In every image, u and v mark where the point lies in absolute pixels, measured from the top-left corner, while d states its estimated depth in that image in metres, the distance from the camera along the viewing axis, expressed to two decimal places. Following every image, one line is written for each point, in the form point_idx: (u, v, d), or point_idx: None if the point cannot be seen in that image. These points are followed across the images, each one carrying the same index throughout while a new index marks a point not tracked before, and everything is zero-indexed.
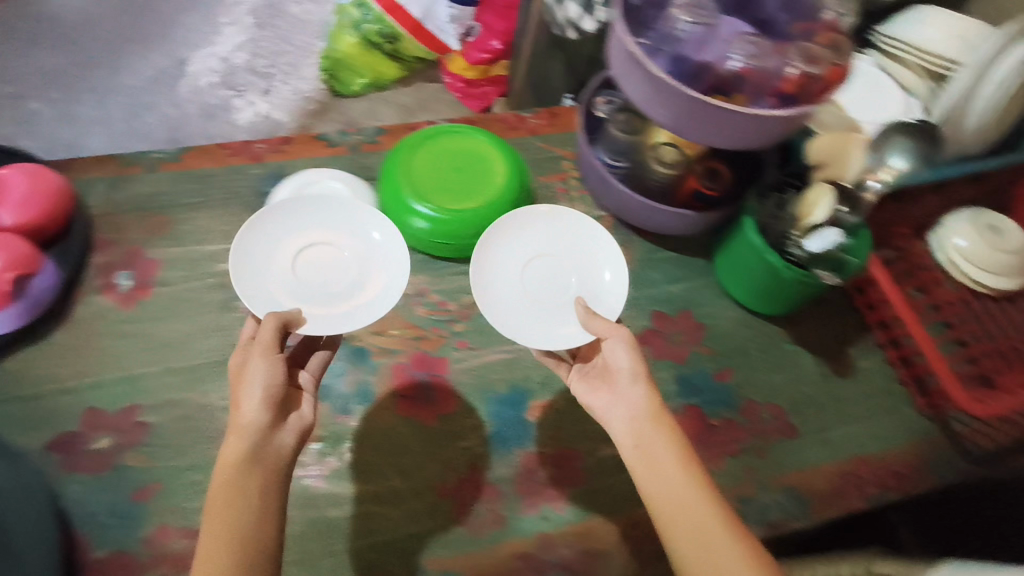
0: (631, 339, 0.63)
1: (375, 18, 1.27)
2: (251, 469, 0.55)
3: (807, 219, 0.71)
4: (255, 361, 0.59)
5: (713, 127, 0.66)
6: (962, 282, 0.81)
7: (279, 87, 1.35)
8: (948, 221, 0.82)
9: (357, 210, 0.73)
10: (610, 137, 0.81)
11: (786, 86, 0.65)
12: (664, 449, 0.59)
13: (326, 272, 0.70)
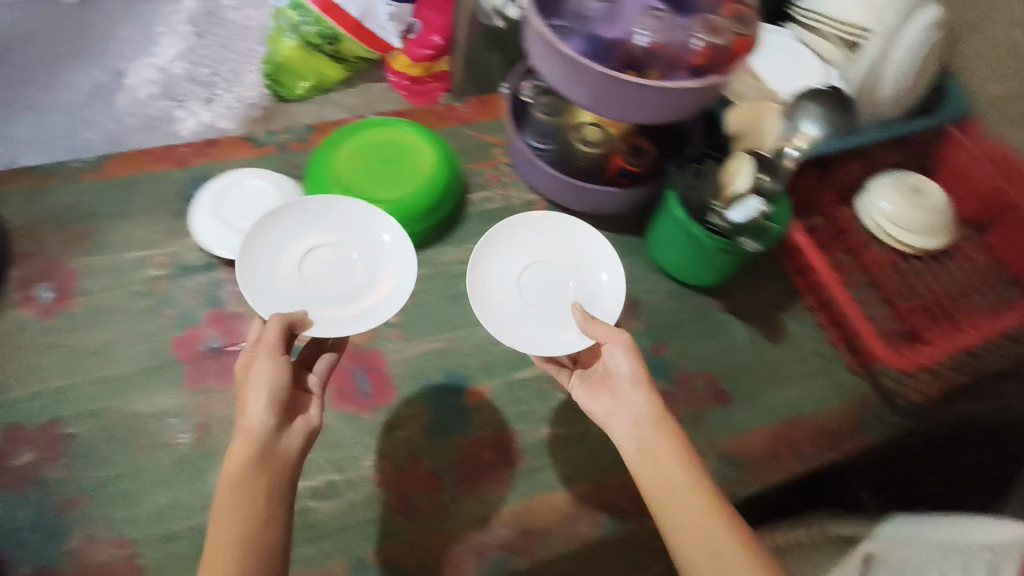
0: (633, 343, 0.62)
1: (312, 19, 1.07)
2: (258, 471, 0.52)
3: (729, 189, 0.74)
4: (260, 362, 0.57)
5: (627, 102, 0.70)
6: (889, 244, 0.89)
7: (224, 97, 1.13)
8: (872, 187, 0.90)
9: (365, 213, 0.72)
10: (535, 121, 0.84)
11: (695, 58, 0.69)
12: (671, 458, 0.57)
13: (334, 275, 0.70)
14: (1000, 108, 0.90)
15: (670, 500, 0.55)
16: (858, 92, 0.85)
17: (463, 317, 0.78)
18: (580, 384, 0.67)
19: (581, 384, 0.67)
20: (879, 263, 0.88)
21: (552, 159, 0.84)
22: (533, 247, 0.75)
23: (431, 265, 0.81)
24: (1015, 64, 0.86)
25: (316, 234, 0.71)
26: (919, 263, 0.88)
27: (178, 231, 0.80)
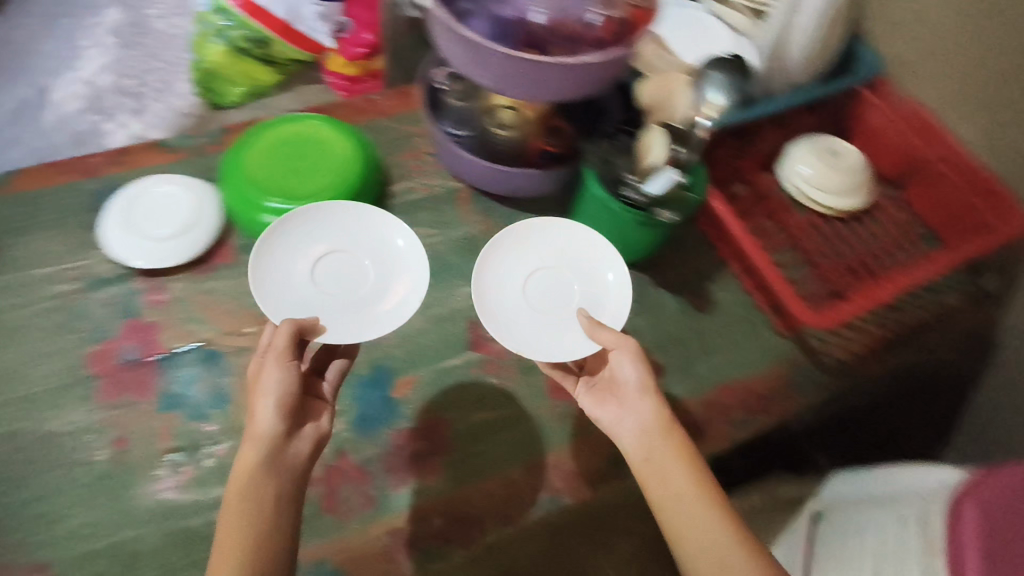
0: (641, 352, 0.65)
1: (236, 22, 1.04)
2: (269, 474, 0.57)
3: (648, 160, 0.76)
4: (269, 369, 0.59)
5: (532, 82, 0.70)
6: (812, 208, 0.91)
7: (154, 106, 1.09)
8: (790, 151, 0.91)
9: (379, 221, 0.74)
10: (451, 108, 0.84)
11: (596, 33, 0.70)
12: (676, 466, 0.62)
13: (345, 283, 0.71)
14: (905, 68, 0.93)
15: (677, 505, 0.61)
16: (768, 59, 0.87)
17: None
18: (586, 388, 0.69)
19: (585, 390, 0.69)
20: (800, 227, 0.90)
21: (471, 144, 0.83)
22: (543, 250, 0.74)
23: None
24: (915, 23, 0.89)
25: (328, 241, 0.72)
26: (839, 225, 0.90)
27: (88, 243, 0.77)
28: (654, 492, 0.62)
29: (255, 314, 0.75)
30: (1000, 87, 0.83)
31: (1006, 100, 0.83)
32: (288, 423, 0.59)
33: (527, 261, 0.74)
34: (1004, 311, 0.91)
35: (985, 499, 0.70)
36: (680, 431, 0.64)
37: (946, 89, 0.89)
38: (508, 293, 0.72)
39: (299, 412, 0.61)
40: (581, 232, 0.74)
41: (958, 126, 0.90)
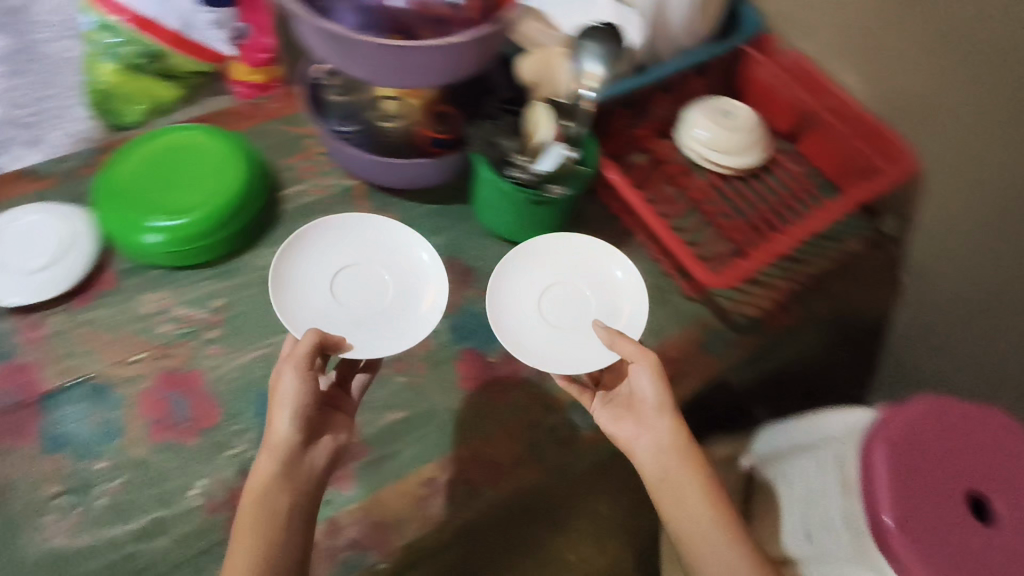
0: (659, 369, 0.66)
1: (125, 38, 0.89)
2: (284, 485, 0.59)
3: (536, 138, 0.74)
4: (288, 375, 0.60)
5: (406, 69, 0.68)
6: (711, 170, 0.93)
7: (49, 135, 0.94)
8: (687, 116, 0.93)
9: (394, 233, 0.76)
10: (334, 104, 0.81)
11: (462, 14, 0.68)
12: (689, 482, 0.65)
13: (366, 298, 0.72)
14: (785, 22, 0.96)
15: (689, 519, 0.65)
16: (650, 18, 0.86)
17: None
18: (602, 402, 0.72)
19: (602, 404, 0.72)
20: (700, 191, 0.91)
21: (351, 139, 0.80)
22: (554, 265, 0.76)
23: (247, 269, 0.77)
24: None
25: (344, 257, 0.73)
26: (739, 184, 0.93)
27: None
28: (667, 504, 0.66)
29: (144, 339, 0.71)
30: (870, 33, 0.86)
31: (877, 45, 0.86)
32: (304, 430, 0.61)
33: (540, 276, 0.76)
34: (902, 250, 0.97)
35: (894, 439, 0.71)
36: (695, 448, 0.66)
37: (823, 40, 0.92)
38: (521, 297, 0.74)
39: (316, 420, 0.63)
40: (588, 244, 0.77)
41: (839, 75, 0.93)
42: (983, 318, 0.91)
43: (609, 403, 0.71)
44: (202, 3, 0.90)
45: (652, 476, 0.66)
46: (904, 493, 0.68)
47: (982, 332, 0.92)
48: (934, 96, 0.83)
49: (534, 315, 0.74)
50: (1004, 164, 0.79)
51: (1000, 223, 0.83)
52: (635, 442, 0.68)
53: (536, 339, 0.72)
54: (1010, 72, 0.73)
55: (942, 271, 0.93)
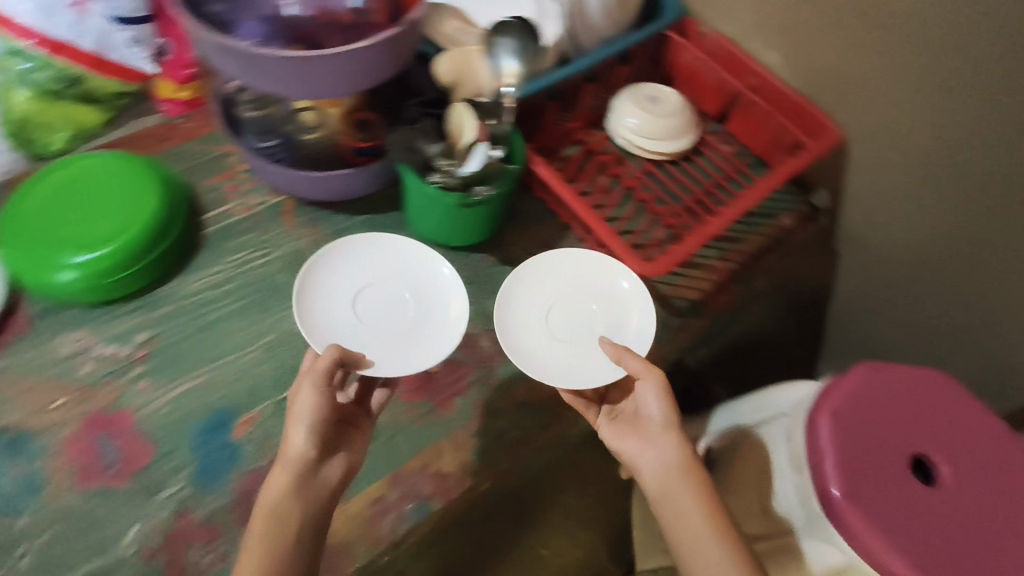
0: (663, 387, 0.68)
1: (35, 63, 0.81)
2: (297, 498, 0.60)
3: (460, 141, 0.73)
4: (306, 390, 0.61)
5: (322, 80, 0.66)
6: (644, 157, 0.93)
7: None
8: (616, 105, 0.93)
9: (413, 252, 0.75)
10: (250, 119, 0.78)
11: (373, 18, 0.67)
12: (689, 500, 0.66)
13: (388, 317, 0.71)
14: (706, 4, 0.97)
15: (687, 535, 0.65)
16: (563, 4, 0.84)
17: (216, 344, 0.71)
18: (607, 420, 0.74)
19: (606, 421, 0.74)
20: (634, 179, 0.91)
21: (269, 155, 0.77)
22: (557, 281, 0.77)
23: (170, 299, 0.73)
24: None
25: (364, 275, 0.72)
26: (672, 169, 0.93)
27: None
28: (666, 516, 0.66)
29: (65, 383, 0.68)
30: (786, 8, 0.87)
31: (794, 20, 0.87)
32: (321, 444, 0.62)
33: (546, 292, 0.76)
34: (835, 222, 0.99)
35: (837, 410, 0.72)
36: (698, 466, 0.68)
37: (743, 19, 0.93)
38: (534, 309, 0.75)
39: (334, 435, 0.64)
40: (590, 259, 0.78)
41: (763, 53, 0.94)
42: (919, 279, 0.93)
43: (614, 421, 0.73)
44: (116, 20, 0.83)
45: (653, 492, 0.68)
46: (846, 463, 0.69)
47: (918, 291, 0.95)
48: (851, 66, 0.84)
49: (547, 326, 0.74)
50: (923, 127, 0.81)
51: (925, 184, 0.85)
52: (639, 460, 0.70)
53: (549, 351, 0.72)
54: (918, 36, 0.75)
55: (877, 236, 0.95)
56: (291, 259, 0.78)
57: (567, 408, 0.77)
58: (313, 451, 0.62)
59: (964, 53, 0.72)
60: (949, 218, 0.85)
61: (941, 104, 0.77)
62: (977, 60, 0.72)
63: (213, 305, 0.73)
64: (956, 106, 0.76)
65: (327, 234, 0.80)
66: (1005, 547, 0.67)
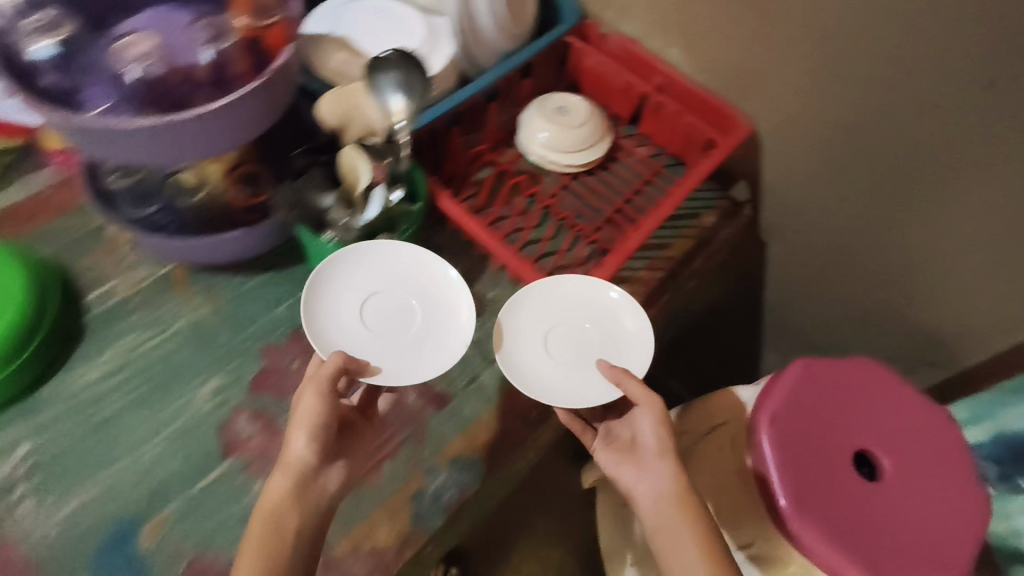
0: (660, 416, 0.67)
1: None
2: (295, 504, 0.59)
3: (356, 187, 0.70)
4: (308, 395, 0.61)
5: (196, 144, 0.58)
6: (558, 171, 0.89)
7: None
8: (524, 121, 0.89)
9: (420, 262, 0.72)
10: (124, 184, 0.70)
11: (241, 68, 0.60)
12: (684, 530, 0.63)
13: (395, 327, 0.69)
14: (601, 5, 0.93)
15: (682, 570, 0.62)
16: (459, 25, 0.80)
17: (113, 445, 0.64)
18: (603, 444, 0.73)
19: (603, 445, 0.73)
20: (551, 197, 0.88)
21: (145, 224, 0.69)
22: (552, 301, 0.75)
23: (56, 399, 0.66)
24: None
25: (370, 283, 0.70)
26: (589, 180, 0.90)
27: None
28: (659, 544, 0.64)
29: None
30: (682, 4, 0.85)
31: (691, 16, 0.85)
32: (322, 451, 0.62)
33: (541, 316, 0.74)
34: (758, 211, 0.98)
35: (774, 415, 0.70)
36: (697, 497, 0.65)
37: (641, 18, 0.90)
38: (533, 327, 0.74)
39: (335, 442, 0.64)
40: (582, 283, 0.75)
41: (666, 51, 0.91)
42: (847, 259, 0.93)
43: (611, 447, 0.72)
44: None
45: (649, 523, 0.65)
46: (788, 468, 0.68)
47: (847, 272, 0.95)
48: (753, 57, 0.83)
49: (542, 346, 0.73)
50: (830, 110, 0.80)
51: (840, 166, 0.85)
52: (635, 489, 0.67)
53: (549, 367, 0.72)
54: (814, 21, 0.74)
55: (801, 222, 0.95)
56: (189, 335, 0.71)
57: (509, 455, 0.71)
58: (315, 458, 0.61)
59: (859, 34, 0.72)
60: (868, 194, 0.85)
61: (844, 86, 0.77)
62: (872, 40, 0.71)
63: (103, 401, 0.66)
64: (859, 85, 0.76)
65: (227, 300, 0.74)
66: (953, 534, 0.68)
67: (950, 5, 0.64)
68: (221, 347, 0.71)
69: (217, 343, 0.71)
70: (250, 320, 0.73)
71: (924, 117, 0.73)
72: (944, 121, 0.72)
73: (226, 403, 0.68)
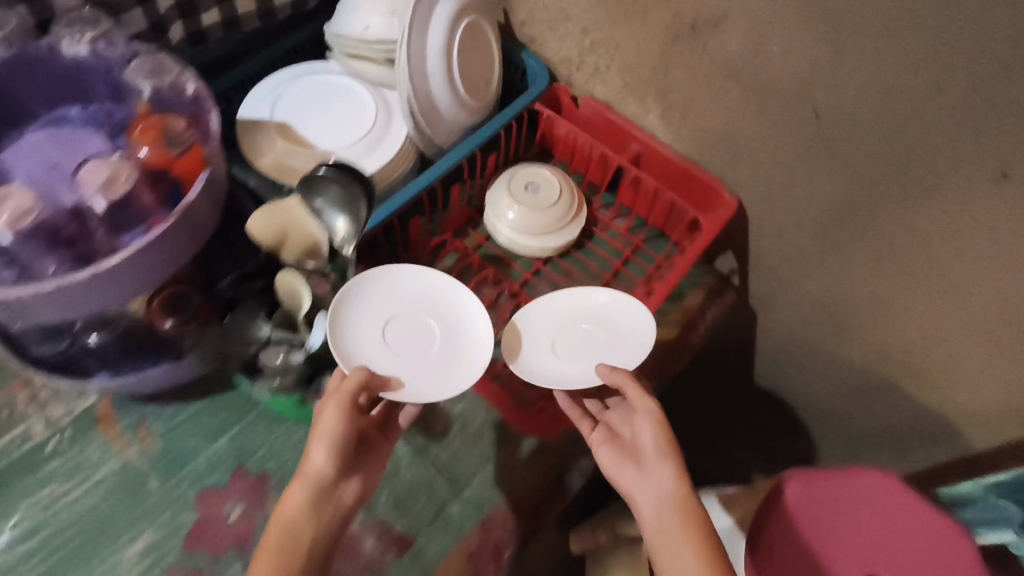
0: (660, 420, 0.60)
1: None
2: (308, 520, 0.55)
3: (301, 312, 0.63)
4: (329, 408, 0.56)
5: (107, 289, 0.52)
6: (531, 255, 0.81)
7: None
8: (492, 200, 0.81)
9: (425, 279, 0.69)
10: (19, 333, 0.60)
11: (154, 195, 0.54)
12: (682, 539, 0.54)
13: (417, 348, 0.66)
14: (572, 67, 0.85)
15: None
16: (417, 111, 0.72)
17: None
18: (603, 440, 0.65)
19: (604, 442, 0.65)
20: (522, 285, 0.80)
21: (60, 364, 0.61)
22: (544, 314, 0.72)
23: None
24: (562, 20, 0.81)
25: (384, 308, 0.66)
26: (565, 262, 0.82)
27: None
28: (657, 550, 0.55)
29: None
30: (656, 70, 0.77)
31: (668, 83, 0.77)
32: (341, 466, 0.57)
33: (537, 329, 0.71)
34: (746, 283, 0.91)
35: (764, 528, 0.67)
36: (701, 507, 0.56)
37: (614, 83, 0.83)
38: (536, 339, 0.71)
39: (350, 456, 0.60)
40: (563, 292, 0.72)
41: (643, 117, 0.83)
42: (843, 341, 0.86)
43: (610, 443, 0.64)
44: None
45: (648, 529, 0.56)
46: None
47: (843, 352, 0.87)
48: (738, 128, 0.75)
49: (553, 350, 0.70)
50: (823, 189, 0.73)
51: (834, 247, 0.77)
52: (633, 494, 0.59)
53: (565, 376, 0.68)
54: (805, 95, 0.67)
55: (795, 297, 0.87)
56: (117, 482, 0.62)
57: None
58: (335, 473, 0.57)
59: (855, 111, 0.64)
60: (864, 282, 0.76)
61: (838, 165, 0.69)
62: (870, 119, 0.64)
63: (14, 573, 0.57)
64: (854, 166, 0.68)
65: (160, 434, 0.65)
66: None
67: (959, 88, 0.56)
68: (152, 498, 0.62)
69: (147, 492, 0.62)
70: (187, 460, 0.64)
71: (927, 209, 0.65)
72: (947, 215, 0.64)
73: (155, 568, 0.59)
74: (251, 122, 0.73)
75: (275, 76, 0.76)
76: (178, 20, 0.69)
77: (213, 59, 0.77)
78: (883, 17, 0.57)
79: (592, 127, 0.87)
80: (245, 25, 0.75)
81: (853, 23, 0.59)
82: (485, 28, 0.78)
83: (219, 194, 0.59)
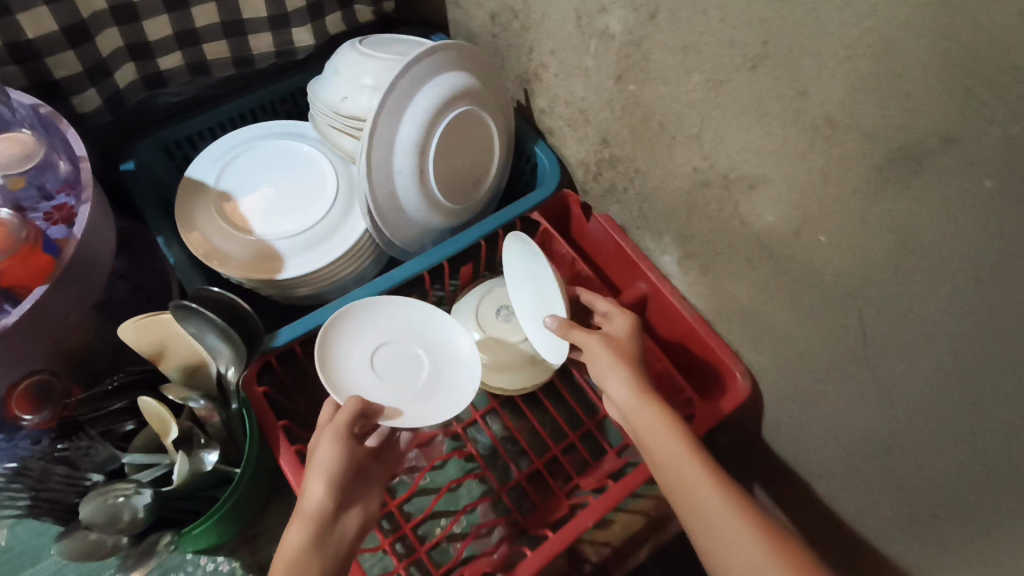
0: (614, 356, 0.56)
1: None
2: (313, 563, 0.45)
3: (168, 438, 0.52)
4: (322, 441, 0.50)
5: None
6: (492, 391, 0.67)
7: None
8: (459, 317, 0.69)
9: (404, 306, 0.62)
10: None
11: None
12: (660, 444, 0.51)
13: (407, 380, 0.59)
14: (589, 175, 0.71)
15: (671, 481, 0.50)
16: (374, 216, 0.60)
17: None
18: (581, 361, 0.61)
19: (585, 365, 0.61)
20: (467, 425, 0.68)
21: None
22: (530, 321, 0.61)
23: None
24: (582, 121, 0.66)
25: (365, 343, 0.60)
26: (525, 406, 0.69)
27: None
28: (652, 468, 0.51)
29: None
30: (676, 210, 0.61)
31: (690, 229, 0.61)
32: (340, 500, 0.50)
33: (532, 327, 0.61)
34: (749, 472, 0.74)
35: None
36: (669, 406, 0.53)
37: (630, 208, 0.68)
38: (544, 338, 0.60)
39: (351, 483, 0.52)
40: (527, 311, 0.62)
41: (658, 254, 0.68)
42: None
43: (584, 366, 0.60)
44: None
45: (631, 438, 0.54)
46: None
47: None
48: (760, 309, 0.58)
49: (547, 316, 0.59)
50: (853, 425, 0.54)
51: (850, 496, 0.58)
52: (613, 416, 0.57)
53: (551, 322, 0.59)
54: (850, 309, 0.48)
55: (790, 522, 0.68)
56: None
57: None
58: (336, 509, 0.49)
59: (908, 356, 0.46)
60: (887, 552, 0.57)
61: (875, 405, 0.51)
62: (926, 373, 0.45)
63: None
64: (897, 418, 0.49)
65: (8, 525, 0.59)
66: None
67: None
68: None
69: None
70: (25, 563, 0.58)
71: (982, 528, 0.45)
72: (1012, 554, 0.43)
73: None
74: (193, 185, 0.64)
75: (227, 140, 0.67)
76: (129, 62, 0.60)
77: (184, 98, 0.70)
78: (971, 262, 0.38)
79: (602, 248, 0.73)
80: (215, 70, 0.66)
81: (924, 252, 0.41)
82: (484, 119, 0.66)
83: (95, 286, 0.53)
